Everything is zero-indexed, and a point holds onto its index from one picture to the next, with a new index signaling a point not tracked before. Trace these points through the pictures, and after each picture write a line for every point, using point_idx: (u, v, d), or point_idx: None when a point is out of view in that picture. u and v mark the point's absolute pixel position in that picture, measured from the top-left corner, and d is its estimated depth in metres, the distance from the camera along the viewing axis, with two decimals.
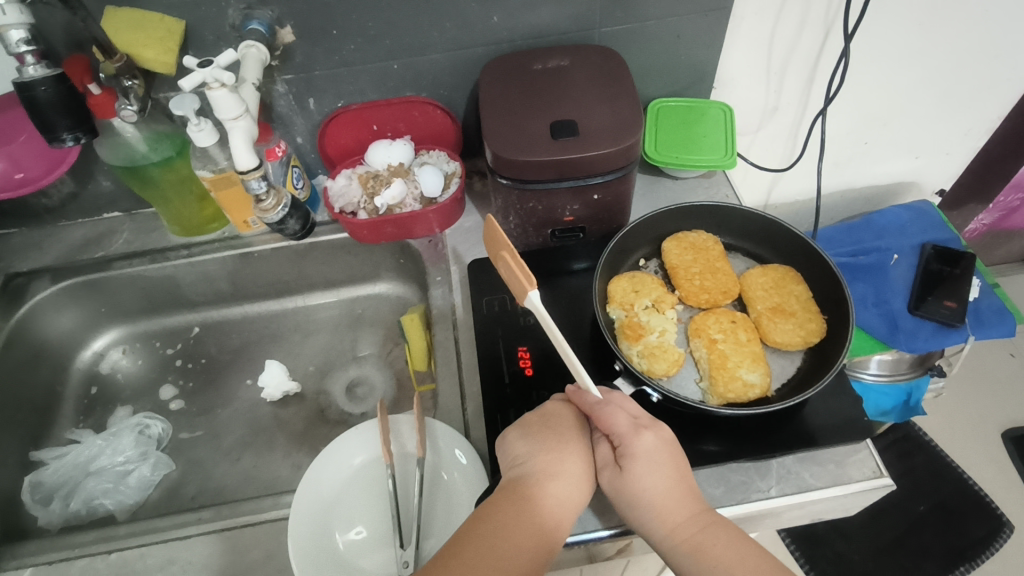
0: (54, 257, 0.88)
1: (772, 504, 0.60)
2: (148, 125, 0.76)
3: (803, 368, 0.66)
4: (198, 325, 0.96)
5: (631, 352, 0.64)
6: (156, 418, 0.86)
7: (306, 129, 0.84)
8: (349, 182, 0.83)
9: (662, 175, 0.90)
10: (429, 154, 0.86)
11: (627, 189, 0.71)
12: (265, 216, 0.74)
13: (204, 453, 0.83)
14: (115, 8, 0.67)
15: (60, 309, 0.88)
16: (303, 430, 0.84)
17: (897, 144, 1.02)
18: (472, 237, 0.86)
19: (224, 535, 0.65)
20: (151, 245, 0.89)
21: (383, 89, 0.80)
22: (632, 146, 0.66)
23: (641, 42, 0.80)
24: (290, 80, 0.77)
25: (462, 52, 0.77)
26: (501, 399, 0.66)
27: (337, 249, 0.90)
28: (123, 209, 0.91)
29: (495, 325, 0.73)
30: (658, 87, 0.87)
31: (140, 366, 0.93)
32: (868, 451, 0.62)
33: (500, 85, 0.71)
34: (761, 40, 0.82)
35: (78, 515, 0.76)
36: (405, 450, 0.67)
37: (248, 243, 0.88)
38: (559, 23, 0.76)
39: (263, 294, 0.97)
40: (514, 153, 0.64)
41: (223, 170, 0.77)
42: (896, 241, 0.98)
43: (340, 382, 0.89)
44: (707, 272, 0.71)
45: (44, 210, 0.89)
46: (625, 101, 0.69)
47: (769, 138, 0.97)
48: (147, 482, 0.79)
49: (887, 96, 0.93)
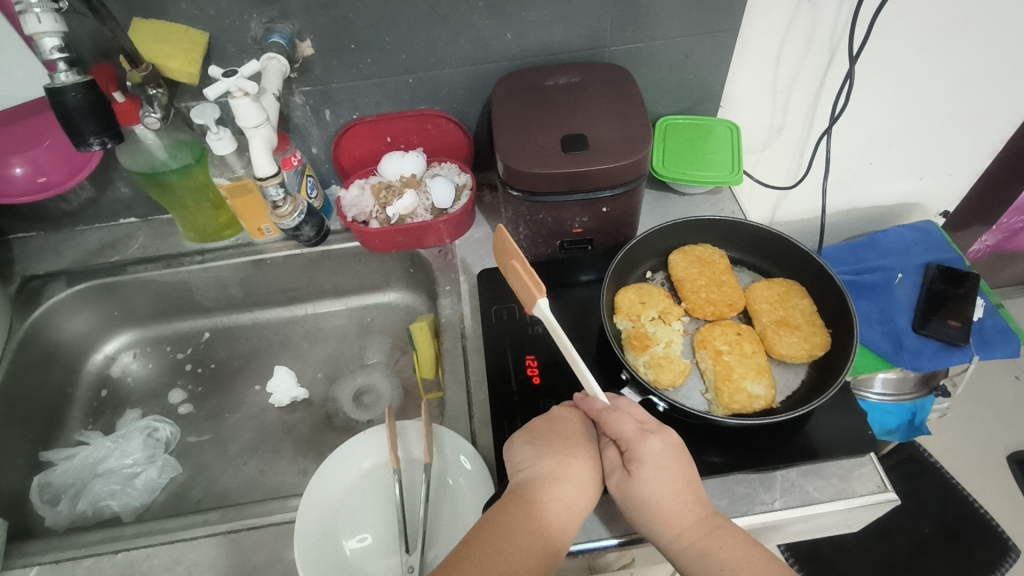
0: (70, 261, 0.90)
1: (777, 516, 0.60)
2: (168, 133, 0.78)
3: (808, 381, 0.66)
4: (208, 331, 0.98)
5: (638, 363, 0.65)
6: (164, 421, 0.87)
7: (321, 139, 0.86)
8: (361, 192, 0.85)
9: (668, 191, 0.92)
10: (441, 167, 0.87)
11: (635, 202, 0.73)
12: (281, 222, 0.76)
13: (211, 457, 0.84)
14: (141, 21, 0.69)
15: (75, 313, 0.89)
16: (309, 437, 0.85)
17: (900, 165, 1.03)
18: (481, 248, 0.87)
19: (229, 538, 0.66)
20: (166, 250, 0.90)
21: (397, 102, 0.82)
22: (641, 161, 0.67)
23: (650, 61, 0.82)
24: (307, 91, 0.79)
25: (475, 67, 0.79)
26: (508, 406, 0.67)
27: (348, 258, 0.92)
28: (139, 215, 0.93)
29: (503, 334, 0.73)
30: (666, 105, 0.89)
31: (150, 370, 0.94)
32: (873, 466, 0.63)
33: (513, 99, 0.73)
34: (768, 60, 0.84)
35: (85, 516, 0.77)
36: (412, 456, 0.68)
37: (260, 250, 0.90)
38: (570, 41, 0.78)
39: (274, 301, 0.98)
40: (525, 165, 0.66)
41: (239, 178, 0.78)
42: (900, 261, 1.00)
43: (347, 389, 0.90)
44: (712, 284, 0.72)
45: (62, 214, 0.90)
46: (634, 116, 0.71)
47: (774, 157, 0.99)
48: (154, 485, 0.80)
49: (892, 118, 0.94)
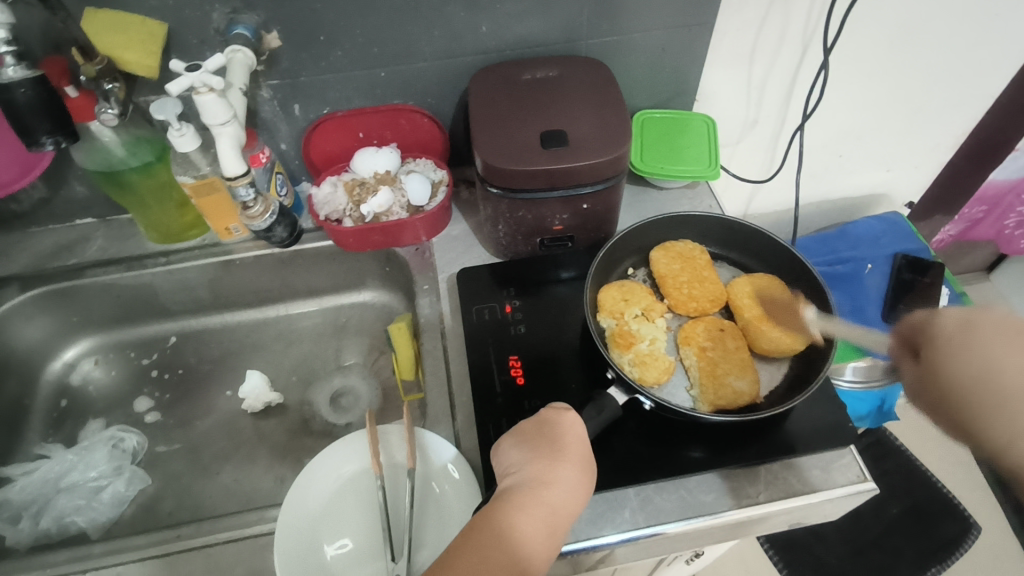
0: (22, 265, 0.85)
1: (762, 510, 0.61)
2: (127, 129, 0.74)
3: (790, 375, 0.67)
4: (175, 335, 0.94)
5: (622, 361, 0.65)
6: (131, 431, 0.84)
7: (290, 135, 0.83)
8: (334, 189, 0.82)
9: (647, 186, 0.92)
10: (416, 162, 0.85)
11: (616, 197, 0.72)
12: (251, 222, 0.74)
13: (182, 467, 0.81)
14: (94, 10, 0.65)
15: (30, 319, 0.85)
16: (285, 443, 0.82)
17: (869, 156, 1.05)
18: (459, 246, 0.85)
19: (206, 552, 0.63)
20: (128, 251, 0.86)
21: (369, 97, 0.80)
22: (621, 157, 0.66)
23: (628, 55, 0.81)
24: (275, 85, 0.76)
25: (450, 61, 0.77)
26: (493, 409, 0.66)
27: (322, 257, 0.89)
28: (97, 215, 0.88)
29: (486, 334, 0.72)
30: (643, 99, 0.88)
31: (113, 377, 0.90)
32: (852, 456, 0.64)
33: (490, 93, 0.72)
34: (744, 54, 0.84)
35: (48, 534, 0.72)
36: (394, 461, 0.66)
37: (229, 250, 0.86)
38: (546, 33, 0.77)
39: (245, 303, 0.94)
40: (505, 162, 0.64)
41: (206, 176, 0.75)
42: (870, 251, 1.02)
43: (324, 392, 0.88)
44: (695, 280, 0.71)
45: (13, 216, 0.85)
46: (613, 111, 0.70)
47: (749, 149, 0.99)
48: (121, 498, 0.76)
49: (861, 111, 0.96)
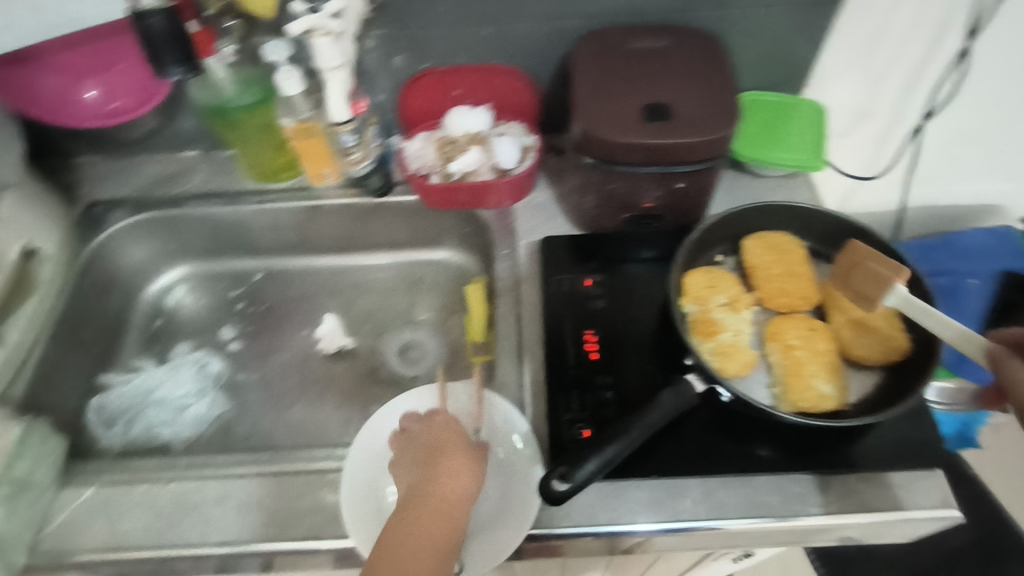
0: (131, 190, 0.90)
1: (830, 520, 0.58)
2: (238, 68, 0.77)
3: (881, 386, 0.63)
4: (261, 272, 0.98)
5: (703, 349, 0.63)
6: (214, 357, 0.89)
7: (388, 87, 0.83)
8: (425, 145, 0.82)
9: (743, 172, 0.87)
10: (508, 126, 0.83)
11: (713, 179, 0.69)
12: (353, 168, 0.81)
13: (258, 397, 0.85)
14: None
15: (134, 241, 0.90)
16: (353, 387, 0.86)
17: (994, 164, 0.96)
18: (542, 214, 0.84)
19: (275, 479, 0.66)
20: (226, 187, 0.90)
21: (470, 54, 0.79)
22: (727, 138, 0.63)
23: (743, 30, 0.77)
24: (381, 35, 0.76)
25: (556, 23, 0.75)
26: (564, 380, 0.66)
27: (405, 212, 0.90)
28: (202, 148, 0.93)
29: (563, 306, 0.72)
30: (750, 79, 0.84)
31: (203, 305, 0.95)
32: (937, 480, 0.60)
33: (595, 59, 0.70)
34: (865, 40, 0.79)
35: (137, 441, 0.79)
36: (460, 418, 0.67)
37: (318, 195, 0.89)
38: (659, 1, 0.74)
39: (327, 249, 0.97)
40: (605, 131, 0.63)
41: (305, 120, 0.77)
42: (976, 265, 0.94)
43: (393, 343, 0.90)
44: (788, 275, 0.68)
45: (128, 142, 0.91)
46: (724, 89, 0.66)
47: (854, 144, 0.92)
48: (202, 417, 0.82)
49: (992, 112, 0.88)
